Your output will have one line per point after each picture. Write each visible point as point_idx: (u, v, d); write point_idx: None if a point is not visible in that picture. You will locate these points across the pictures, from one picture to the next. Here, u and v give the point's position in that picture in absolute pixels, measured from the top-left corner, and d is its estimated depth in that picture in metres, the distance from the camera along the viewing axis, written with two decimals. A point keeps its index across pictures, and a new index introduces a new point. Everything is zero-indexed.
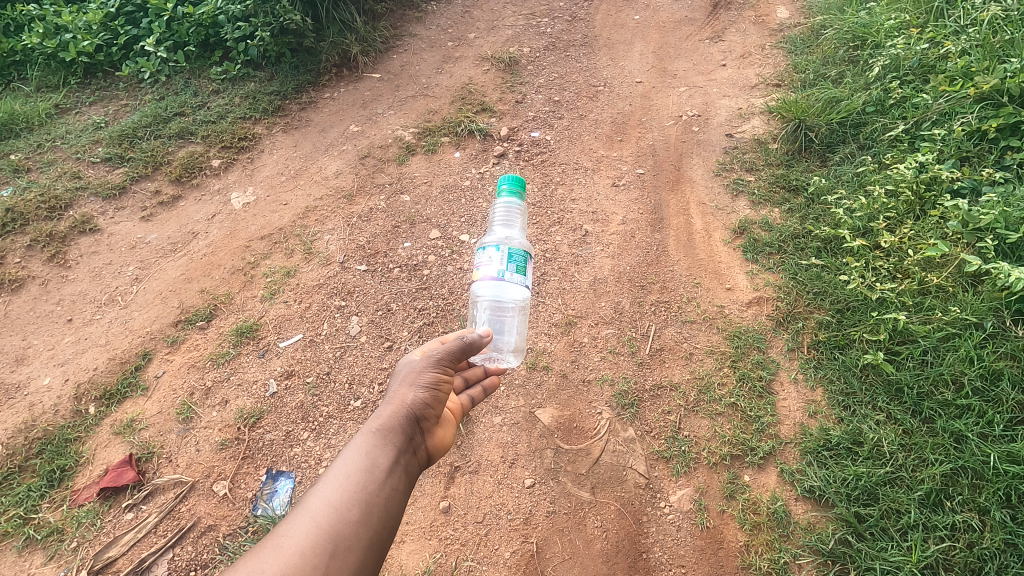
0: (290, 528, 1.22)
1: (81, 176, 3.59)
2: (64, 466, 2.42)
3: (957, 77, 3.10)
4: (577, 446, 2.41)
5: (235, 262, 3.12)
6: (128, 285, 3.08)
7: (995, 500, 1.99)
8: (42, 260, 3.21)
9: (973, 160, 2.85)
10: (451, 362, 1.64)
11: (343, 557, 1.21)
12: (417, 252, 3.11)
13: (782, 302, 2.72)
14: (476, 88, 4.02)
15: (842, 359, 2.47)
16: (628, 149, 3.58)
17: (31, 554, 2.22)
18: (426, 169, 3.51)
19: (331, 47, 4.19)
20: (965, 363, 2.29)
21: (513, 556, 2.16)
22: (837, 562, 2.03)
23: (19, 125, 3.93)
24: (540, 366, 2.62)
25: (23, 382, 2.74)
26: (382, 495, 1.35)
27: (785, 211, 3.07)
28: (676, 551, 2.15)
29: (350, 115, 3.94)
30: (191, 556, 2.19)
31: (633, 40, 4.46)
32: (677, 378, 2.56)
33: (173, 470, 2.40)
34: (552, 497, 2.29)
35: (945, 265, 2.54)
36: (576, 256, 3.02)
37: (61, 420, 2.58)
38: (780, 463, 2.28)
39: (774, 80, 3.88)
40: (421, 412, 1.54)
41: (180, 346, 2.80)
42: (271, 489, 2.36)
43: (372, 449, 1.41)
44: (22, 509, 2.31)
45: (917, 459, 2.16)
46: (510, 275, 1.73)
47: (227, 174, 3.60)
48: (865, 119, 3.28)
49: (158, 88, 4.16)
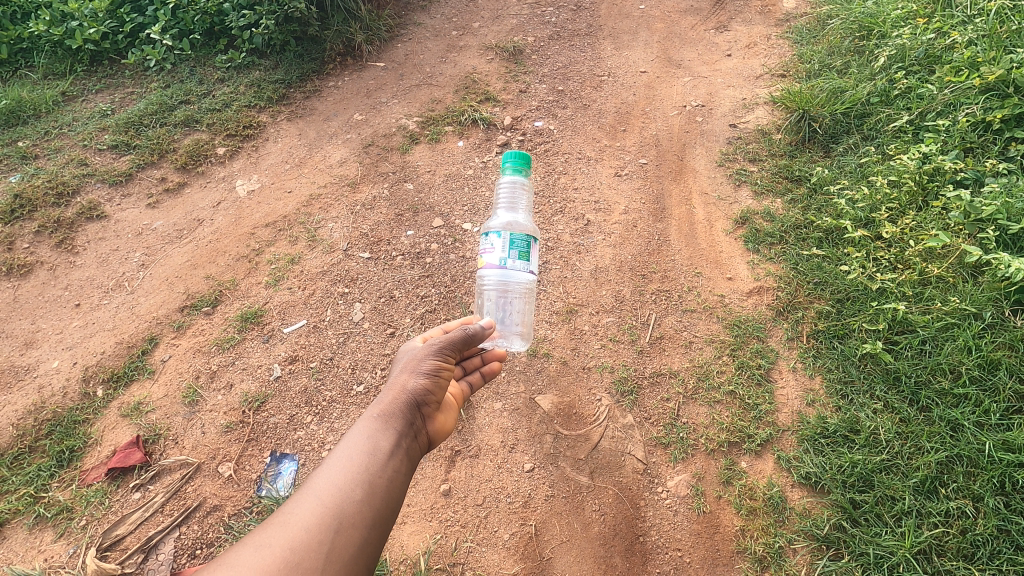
0: (296, 506, 1.26)
1: (88, 162, 3.62)
2: (73, 447, 2.47)
3: (963, 67, 3.08)
4: (577, 431, 2.45)
5: (241, 248, 3.15)
6: (134, 272, 3.12)
7: (990, 487, 2.01)
8: (50, 245, 3.25)
9: (977, 151, 2.84)
10: (452, 351, 1.67)
11: (348, 534, 1.24)
12: (420, 240, 3.13)
13: (782, 291, 2.74)
14: (480, 77, 4.01)
15: (842, 349, 2.48)
16: (631, 139, 3.58)
17: (41, 532, 2.27)
18: (429, 158, 3.53)
19: (336, 36, 4.21)
20: (963, 353, 2.30)
21: (512, 538, 2.20)
22: (831, 547, 2.06)
23: (28, 113, 3.97)
24: (540, 353, 2.64)
25: (32, 365, 2.79)
26: (385, 476, 1.37)
27: (787, 202, 3.07)
28: (673, 534, 2.18)
29: (354, 104, 3.95)
30: (197, 535, 2.23)
31: (638, 30, 4.44)
32: (677, 365, 2.58)
33: (179, 452, 2.45)
34: (552, 481, 2.32)
35: (946, 256, 2.55)
36: (577, 245, 3.03)
37: (69, 403, 2.62)
38: (777, 451, 2.31)
39: (779, 70, 3.87)
40: (422, 398, 1.56)
41: (186, 331, 2.84)
42: (275, 471, 2.40)
43: (374, 432, 1.44)
44: (33, 488, 2.36)
45: (913, 447, 2.18)
46: (512, 262, 1.78)
47: (232, 162, 3.62)
48: (869, 110, 3.27)
49: (164, 75, 4.17)
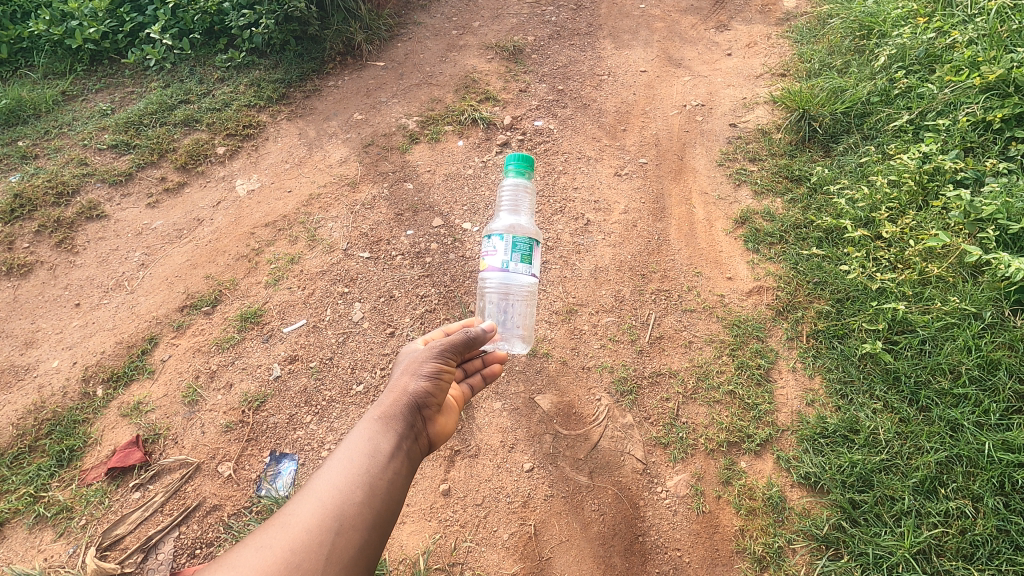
0: (297, 507, 1.27)
1: (88, 162, 3.62)
2: (73, 447, 2.47)
3: (964, 66, 3.07)
4: (576, 431, 2.44)
5: (240, 248, 3.15)
6: (134, 271, 3.12)
7: (990, 487, 2.01)
8: (50, 245, 3.25)
9: (977, 151, 2.83)
10: (453, 353, 1.67)
11: (348, 535, 1.24)
12: (420, 240, 3.12)
13: (781, 291, 2.73)
14: (480, 76, 4.01)
15: (842, 349, 2.48)
16: (631, 138, 3.58)
17: (41, 531, 2.27)
18: (429, 157, 3.53)
19: (336, 36, 4.21)
20: (963, 353, 2.30)
21: (512, 538, 2.20)
22: (831, 547, 2.06)
23: (28, 113, 3.96)
24: (540, 353, 2.64)
25: (31, 364, 2.79)
26: (386, 477, 1.37)
27: (787, 201, 3.07)
28: (673, 534, 2.18)
29: (354, 103, 3.95)
30: (196, 535, 2.23)
31: (639, 29, 4.44)
32: (677, 365, 2.58)
33: (179, 451, 2.45)
34: (552, 481, 2.32)
35: (946, 256, 2.54)
36: (577, 244, 3.02)
37: (70, 403, 2.63)
38: (777, 451, 2.31)
39: (779, 69, 3.87)
40: (422, 400, 1.56)
41: (186, 330, 2.84)
42: (275, 470, 2.40)
43: (375, 434, 1.44)
44: (32, 487, 2.36)
45: (912, 446, 2.18)
46: (514, 265, 1.79)
47: (231, 161, 3.61)
48: (869, 109, 3.27)
49: (164, 75, 4.17)
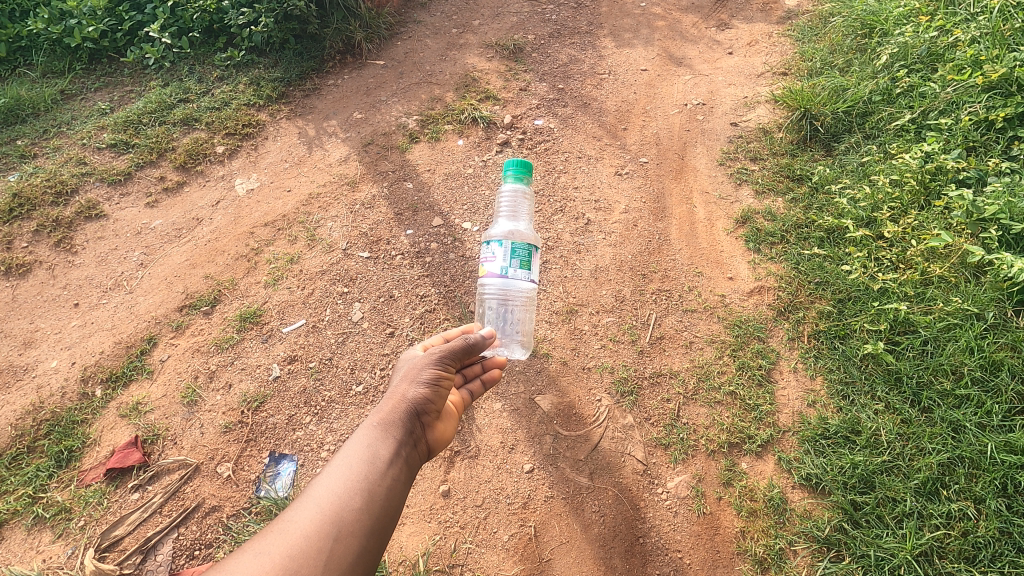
0: (296, 513, 1.26)
1: (86, 161, 3.60)
2: (71, 447, 2.46)
3: (967, 65, 3.05)
4: (576, 431, 2.44)
5: (239, 248, 3.14)
6: (134, 271, 3.11)
7: (992, 490, 2.00)
8: (49, 244, 3.24)
9: (979, 150, 2.81)
10: (452, 360, 1.66)
11: (347, 542, 1.23)
12: (420, 239, 3.11)
13: (782, 291, 2.72)
14: (480, 75, 3.99)
15: (843, 349, 2.47)
16: (632, 137, 3.56)
17: (39, 533, 2.26)
18: (429, 156, 3.51)
19: (335, 34, 4.19)
20: (966, 354, 2.29)
21: (512, 539, 2.19)
22: (832, 549, 2.05)
23: (26, 112, 3.95)
24: (540, 353, 2.63)
25: (30, 364, 2.78)
26: (385, 483, 1.36)
27: (788, 201, 3.06)
28: (673, 535, 2.17)
29: (354, 102, 3.94)
30: (196, 536, 2.23)
31: (640, 28, 4.42)
32: (677, 365, 2.57)
33: (177, 452, 2.44)
34: (552, 482, 2.32)
35: (948, 256, 2.53)
36: (577, 244, 3.01)
37: (68, 403, 2.62)
38: (778, 452, 2.30)
39: (781, 68, 3.85)
40: (422, 407, 1.55)
41: (185, 330, 2.83)
42: (274, 471, 2.40)
43: (373, 441, 1.43)
44: (31, 488, 2.35)
45: (914, 448, 2.17)
46: (513, 271, 1.77)
47: (230, 161, 3.60)
48: (871, 108, 3.26)
49: (163, 74, 4.16)
